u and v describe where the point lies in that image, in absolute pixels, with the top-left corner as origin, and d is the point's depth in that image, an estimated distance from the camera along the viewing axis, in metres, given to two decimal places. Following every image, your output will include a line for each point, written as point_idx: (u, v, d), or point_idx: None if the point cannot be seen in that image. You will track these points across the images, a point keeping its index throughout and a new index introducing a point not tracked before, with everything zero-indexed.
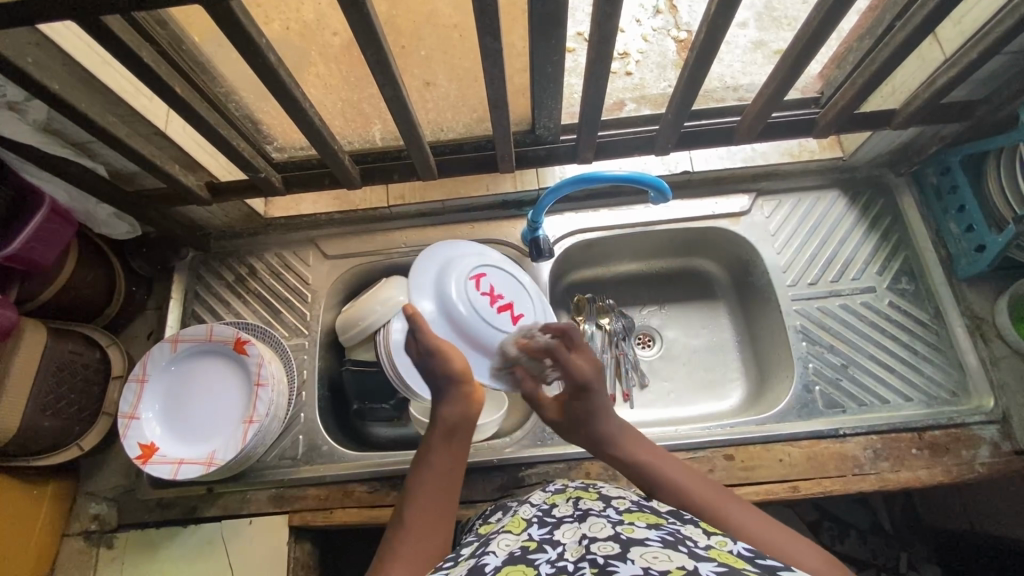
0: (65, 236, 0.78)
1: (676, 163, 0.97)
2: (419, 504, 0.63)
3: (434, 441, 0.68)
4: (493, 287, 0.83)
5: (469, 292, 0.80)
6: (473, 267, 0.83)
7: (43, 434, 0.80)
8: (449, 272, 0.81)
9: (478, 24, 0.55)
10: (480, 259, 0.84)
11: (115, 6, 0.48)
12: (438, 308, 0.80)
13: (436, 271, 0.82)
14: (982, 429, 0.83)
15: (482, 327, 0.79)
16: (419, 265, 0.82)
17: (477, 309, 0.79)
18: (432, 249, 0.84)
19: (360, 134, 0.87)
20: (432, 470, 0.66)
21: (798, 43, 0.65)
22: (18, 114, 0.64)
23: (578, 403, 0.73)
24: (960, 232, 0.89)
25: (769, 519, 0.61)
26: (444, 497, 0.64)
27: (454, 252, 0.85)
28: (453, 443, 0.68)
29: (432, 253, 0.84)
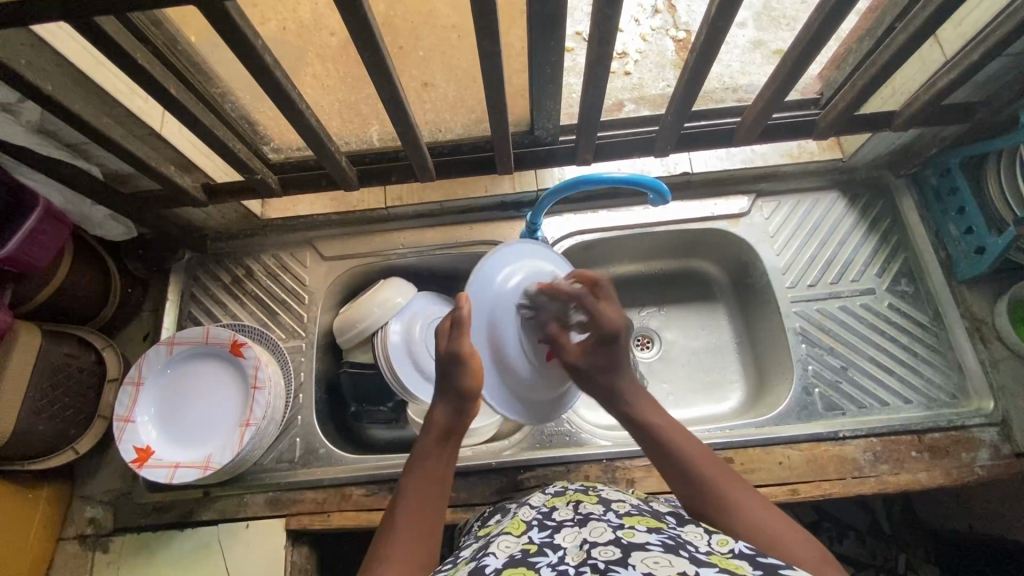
0: (59, 238, 0.77)
1: (675, 164, 0.96)
2: (412, 506, 0.61)
3: (427, 446, 0.66)
4: (550, 315, 0.75)
5: (522, 306, 0.74)
6: (537, 287, 0.75)
7: (37, 438, 0.79)
8: (513, 280, 0.74)
9: (477, 25, 0.54)
10: (550, 279, 0.77)
11: (107, 7, 0.48)
12: (485, 308, 0.72)
13: (501, 271, 0.74)
14: (981, 432, 0.83)
15: (518, 354, 0.73)
16: (498, 255, 0.75)
17: (519, 329, 0.73)
18: (512, 245, 0.76)
19: (356, 135, 0.85)
20: (423, 473, 0.64)
21: (800, 44, 0.64)
22: (11, 116, 0.63)
23: (603, 350, 0.71)
24: (959, 233, 0.89)
25: (773, 508, 0.57)
26: (437, 500, 0.62)
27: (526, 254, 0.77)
28: (446, 448, 0.67)
29: (507, 250, 0.76)
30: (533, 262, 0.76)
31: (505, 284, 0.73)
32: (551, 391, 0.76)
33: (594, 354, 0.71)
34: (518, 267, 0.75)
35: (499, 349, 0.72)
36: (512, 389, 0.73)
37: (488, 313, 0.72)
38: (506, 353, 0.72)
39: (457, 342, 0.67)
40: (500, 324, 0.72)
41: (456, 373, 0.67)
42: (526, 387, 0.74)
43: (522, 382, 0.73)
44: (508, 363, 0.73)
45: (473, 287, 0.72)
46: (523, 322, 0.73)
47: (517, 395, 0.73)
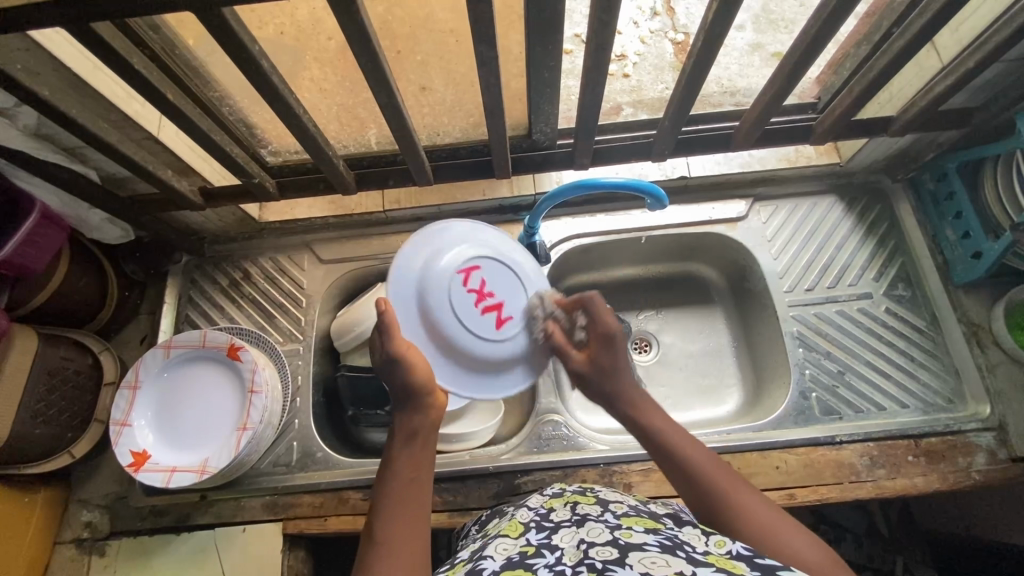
0: (56, 242, 0.77)
1: (673, 168, 0.96)
2: (391, 511, 0.58)
3: (396, 450, 0.63)
4: (483, 282, 0.73)
5: (452, 286, 0.71)
6: (467, 257, 0.73)
7: (33, 443, 0.79)
8: (436, 262, 0.71)
9: (474, 30, 0.55)
10: (475, 248, 0.74)
11: (103, 13, 0.48)
12: (410, 298, 0.70)
13: (427, 252, 0.72)
14: (978, 437, 0.83)
15: (457, 331, 0.70)
16: (412, 243, 0.72)
17: (456, 309, 0.71)
18: (433, 228, 0.74)
19: (354, 138, 0.86)
20: (399, 478, 0.60)
21: (797, 49, 0.64)
22: (8, 121, 0.63)
23: (605, 355, 0.72)
24: (956, 238, 0.89)
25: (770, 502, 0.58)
26: (417, 507, 0.59)
27: (454, 234, 0.74)
28: (416, 448, 0.63)
29: (419, 236, 0.73)
30: (450, 244, 0.73)
31: (432, 264, 0.71)
32: (512, 359, 0.74)
33: (596, 361, 0.72)
34: (430, 252, 0.72)
35: (438, 334, 0.70)
36: (469, 368, 0.72)
37: (416, 304, 0.70)
38: (446, 338, 0.70)
39: (388, 340, 0.65)
40: (431, 306, 0.70)
41: (402, 373, 0.65)
42: (479, 359, 0.72)
43: (474, 359, 0.71)
44: (455, 349, 0.71)
45: (394, 283, 0.70)
46: (458, 301, 0.71)
47: (477, 371, 0.72)
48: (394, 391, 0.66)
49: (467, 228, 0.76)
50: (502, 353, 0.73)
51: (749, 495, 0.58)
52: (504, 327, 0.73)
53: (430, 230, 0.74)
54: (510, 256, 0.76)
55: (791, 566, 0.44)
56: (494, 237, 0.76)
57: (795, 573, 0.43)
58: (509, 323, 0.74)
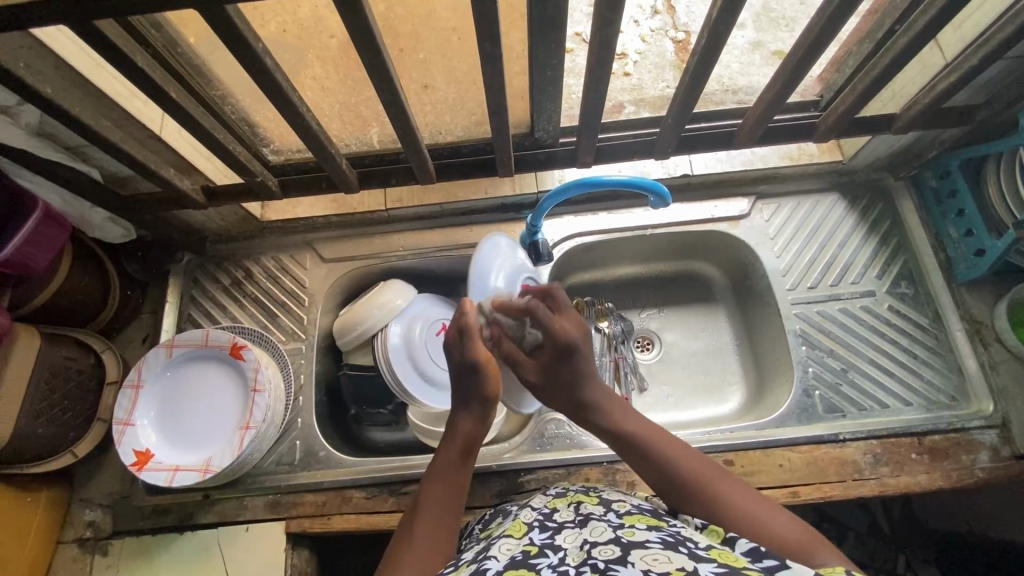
0: (59, 241, 0.77)
1: (675, 166, 0.96)
2: (430, 516, 0.61)
3: (451, 454, 0.66)
4: None
5: None
6: (523, 280, 0.81)
7: (36, 442, 0.79)
8: (501, 277, 0.78)
9: (478, 28, 0.54)
10: (525, 267, 0.83)
11: (106, 11, 0.47)
12: None
13: (495, 269, 0.78)
14: (981, 434, 0.83)
15: None
16: (482, 259, 0.77)
17: None
18: (484, 246, 0.79)
19: (356, 136, 0.84)
20: (445, 485, 0.64)
21: (800, 47, 0.64)
22: (10, 119, 0.63)
23: (559, 368, 0.70)
24: (959, 236, 0.89)
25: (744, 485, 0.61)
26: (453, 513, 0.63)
27: (504, 252, 0.80)
28: (468, 461, 0.67)
29: (483, 252, 0.78)
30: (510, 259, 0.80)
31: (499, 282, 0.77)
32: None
33: (551, 372, 0.71)
34: (497, 266, 0.79)
35: None
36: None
37: None
38: None
39: (468, 349, 0.67)
40: None
41: (477, 380, 0.67)
42: None
43: None
44: None
45: (473, 291, 0.76)
46: None
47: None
48: (461, 392, 0.68)
49: (507, 246, 0.81)
50: None
51: (719, 479, 0.60)
52: None
53: (489, 248, 0.79)
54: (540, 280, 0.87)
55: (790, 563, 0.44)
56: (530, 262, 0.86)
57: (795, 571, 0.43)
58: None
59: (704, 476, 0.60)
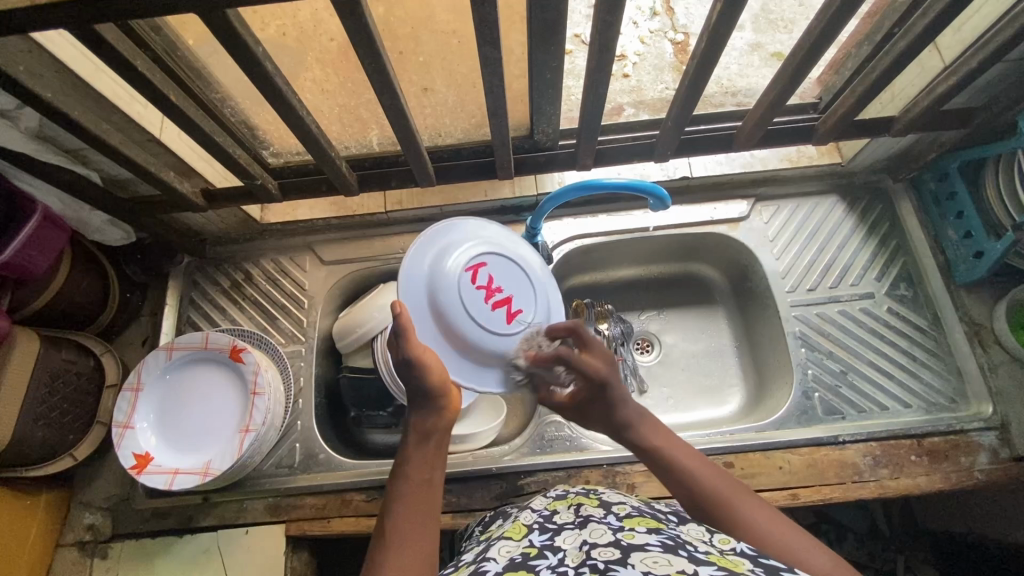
0: (58, 243, 0.77)
1: (674, 168, 0.96)
2: (400, 514, 0.57)
3: (409, 447, 0.63)
4: (492, 277, 0.71)
5: (460, 284, 0.69)
6: (472, 255, 0.71)
7: (36, 445, 0.79)
8: (446, 258, 0.70)
9: (478, 31, 0.54)
10: (484, 245, 0.73)
11: (107, 15, 0.47)
12: (421, 303, 0.69)
13: (431, 254, 0.71)
14: (980, 436, 0.83)
15: (474, 328, 0.69)
16: (415, 250, 0.71)
17: (467, 305, 0.69)
18: (434, 230, 0.73)
19: (356, 139, 0.87)
20: (410, 479, 0.61)
21: (799, 51, 0.65)
22: (10, 122, 0.63)
23: (598, 405, 0.71)
24: (958, 238, 0.89)
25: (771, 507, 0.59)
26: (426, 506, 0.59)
27: (449, 235, 0.73)
28: (428, 448, 0.63)
29: (434, 234, 0.72)
30: (462, 242, 0.72)
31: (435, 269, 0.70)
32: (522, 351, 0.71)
33: (587, 408, 0.72)
34: (445, 248, 0.71)
35: (453, 334, 0.69)
36: (479, 363, 0.70)
37: (426, 303, 0.69)
38: (461, 336, 0.69)
39: (405, 346, 0.63)
40: (442, 308, 0.68)
41: (419, 377, 0.63)
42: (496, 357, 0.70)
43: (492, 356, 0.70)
44: (470, 345, 0.69)
45: (405, 277, 0.69)
46: (467, 300, 0.69)
47: (483, 364, 0.70)
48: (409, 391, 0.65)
49: (454, 227, 0.74)
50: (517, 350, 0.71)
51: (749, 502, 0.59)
52: (516, 322, 0.71)
53: (428, 235, 0.72)
54: (512, 249, 0.74)
55: (793, 566, 0.45)
56: (498, 235, 0.75)
57: None
58: (519, 318, 0.71)
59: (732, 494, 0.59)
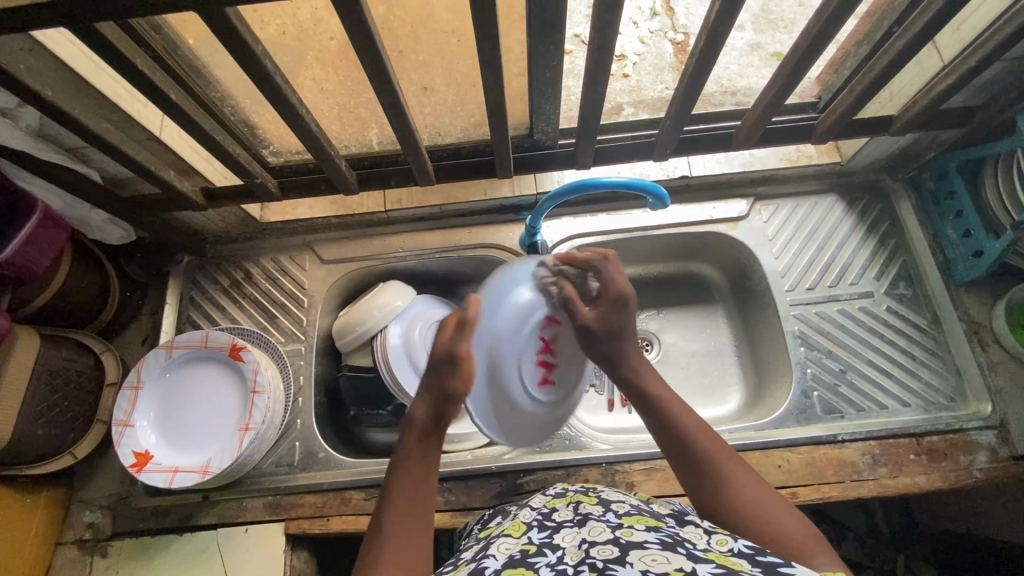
0: (58, 242, 0.77)
1: (674, 167, 0.96)
2: (396, 514, 0.59)
3: (409, 443, 0.64)
4: (553, 339, 0.71)
5: (525, 333, 0.69)
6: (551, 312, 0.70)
7: (36, 443, 0.79)
8: (529, 299, 0.69)
9: (477, 30, 0.55)
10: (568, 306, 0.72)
11: (106, 13, 0.48)
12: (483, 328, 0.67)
13: (516, 286, 0.69)
14: (979, 435, 0.83)
15: (513, 376, 0.69)
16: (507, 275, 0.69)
17: (519, 357, 0.69)
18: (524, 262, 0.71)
19: (356, 138, 0.87)
20: (407, 477, 0.62)
21: (798, 50, 0.65)
22: (11, 121, 0.63)
23: (615, 313, 0.69)
24: (957, 236, 0.90)
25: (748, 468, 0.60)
26: (423, 502, 0.61)
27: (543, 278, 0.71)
28: (429, 445, 0.64)
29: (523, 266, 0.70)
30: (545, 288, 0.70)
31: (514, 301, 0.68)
32: (535, 419, 0.73)
33: (603, 321, 0.69)
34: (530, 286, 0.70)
35: (495, 373, 0.68)
36: (499, 410, 0.70)
37: (487, 333, 0.67)
38: (501, 378, 0.68)
39: (457, 342, 0.64)
40: (499, 345, 0.67)
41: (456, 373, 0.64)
42: (515, 411, 0.70)
43: (513, 408, 0.70)
44: (502, 390, 0.69)
45: (488, 296, 0.68)
46: (523, 350, 0.69)
47: (502, 414, 0.70)
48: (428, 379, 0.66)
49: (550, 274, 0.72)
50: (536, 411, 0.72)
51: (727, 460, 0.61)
52: (547, 388, 0.72)
53: (524, 266, 0.70)
54: None
55: (792, 562, 0.45)
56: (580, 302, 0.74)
57: (795, 570, 0.43)
58: (552, 387, 0.72)
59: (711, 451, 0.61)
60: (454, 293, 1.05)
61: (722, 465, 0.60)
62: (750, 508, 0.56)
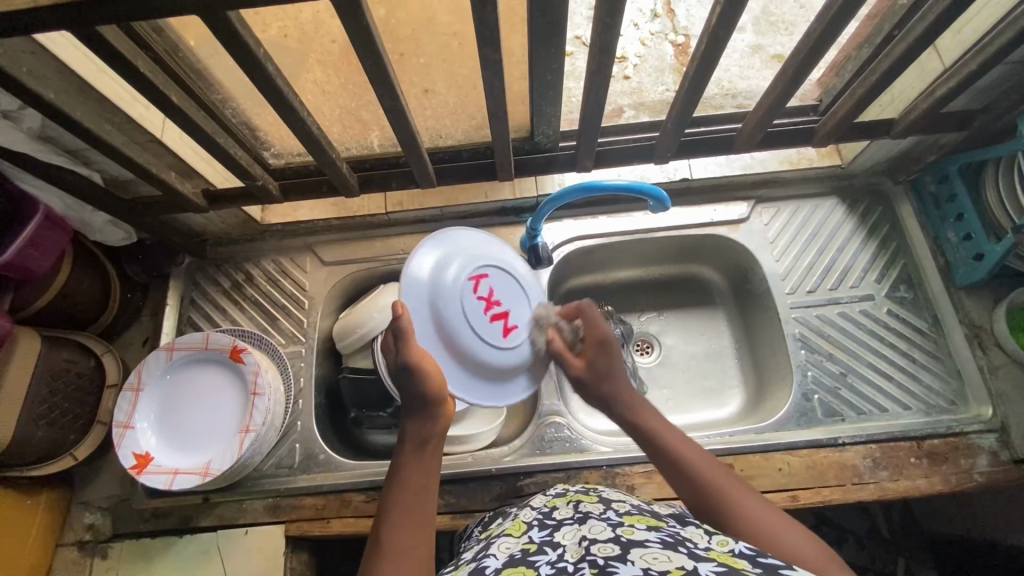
0: (59, 244, 0.77)
1: (675, 170, 0.96)
2: (396, 521, 0.56)
3: (404, 456, 0.63)
4: (491, 291, 0.74)
5: (463, 293, 0.71)
6: (473, 267, 0.73)
7: (37, 445, 0.79)
8: (447, 268, 0.71)
9: (479, 33, 0.55)
10: (483, 257, 0.75)
11: (109, 16, 0.48)
12: (424, 308, 0.69)
13: (435, 261, 0.72)
14: (980, 439, 0.83)
15: (468, 333, 0.70)
16: (418, 252, 0.71)
17: (468, 315, 0.71)
18: (426, 242, 0.72)
19: (358, 141, 0.87)
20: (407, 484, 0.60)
21: (799, 54, 0.65)
22: (13, 123, 0.63)
23: (602, 359, 0.72)
24: (957, 240, 0.90)
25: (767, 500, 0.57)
26: (423, 509, 0.58)
27: (455, 244, 0.74)
28: (425, 456, 0.63)
29: (427, 249, 0.72)
30: (457, 257, 0.73)
31: (439, 274, 0.71)
32: (516, 368, 0.74)
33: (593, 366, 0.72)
34: (440, 259, 0.72)
35: (451, 340, 0.69)
36: (472, 372, 0.71)
37: (427, 308, 0.69)
38: (460, 343, 0.70)
39: (406, 348, 0.64)
40: (442, 312, 0.69)
41: (415, 382, 0.64)
42: (488, 366, 0.72)
43: (483, 365, 0.71)
44: (469, 352, 0.70)
45: (407, 290, 0.69)
46: (467, 308, 0.71)
47: (478, 376, 0.72)
48: (405, 395, 0.65)
49: (463, 238, 0.75)
50: (507, 362, 0.73)
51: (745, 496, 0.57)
52: (509, 335, 0.74)
53: (432, 241, 0.73)
54: (515, 269, 0.78)
55: (794, 564, 0.44)
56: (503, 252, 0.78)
57: (798, 572, 0.43)
58: (516, 332, 0.75)
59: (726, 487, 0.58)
60: None
61: (728, 488, 0.58)
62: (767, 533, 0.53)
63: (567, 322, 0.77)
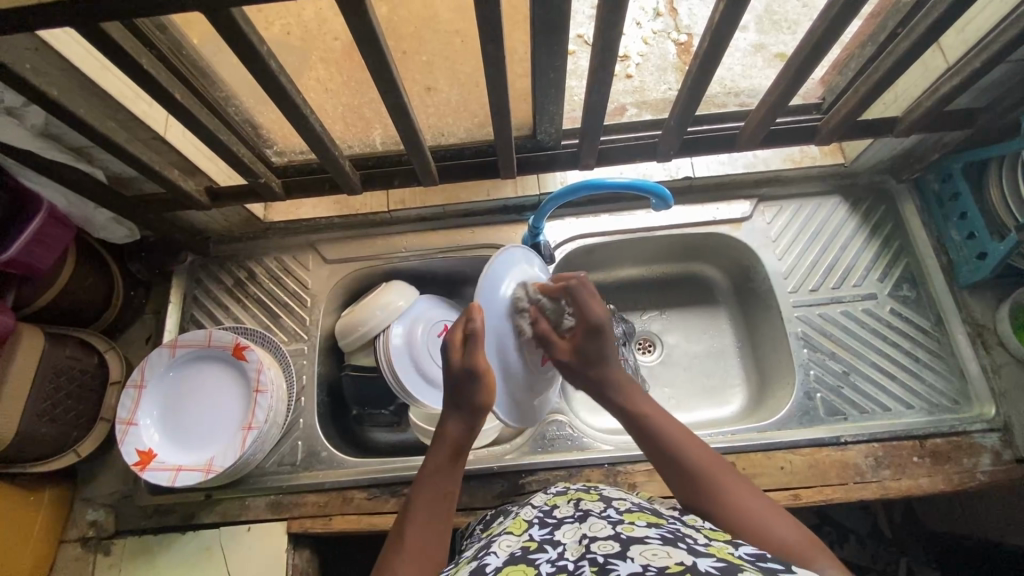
0: (63, 241, 0.77)
1: (677, 168, 0.96)
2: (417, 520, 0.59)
3: (439, 457, 0.64)
4: None
5: (523, 317, 0.75)
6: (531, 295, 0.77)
7: (41, 441, 0.79)
8: (512, 288, 0.75)
9: (482, 30, 0.55)
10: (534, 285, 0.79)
11: (113, 13, 0.48)
12: (493, 321, 0.71)
13: (503, 278, 0.74)
14: (982, 438, 0.83)
15: (522, 355, 0.74)
16: (494, 265, 0.73)
17: (525, 338, 0.75)
18: (501, 254, 0.75)
19: (360, 139, 0.86)
20: (431, 485, 0.62)
21: (801, 51, 0.65)
22: (16, 120, 0.64)
23: (590, 343, 0.71)
24: (960, 239, 0.89)
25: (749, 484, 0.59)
26: (445, 513, 0.60)
27: (518, 264, 0.77)
28: (457, 462, 0.64)
29: (502, 262, 0.75)
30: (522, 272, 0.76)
31: (506, 293, 0.74)
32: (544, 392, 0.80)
33: (583, 350, 0.71)
34: (508, 280, 0.74)
35: (509, 358, 0.73)
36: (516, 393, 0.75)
37: (497, 324, 0.72)
38: (515, 363, 0.73)
39: (473, 354, 0.65)
40: (506, 331, 0.72)
41: (472, 387, 0.65)
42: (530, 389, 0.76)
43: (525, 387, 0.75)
44: (519, 374, 0.74)
45: (484, 297, 0.71)
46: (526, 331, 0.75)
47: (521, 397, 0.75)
48: (453, 397, 0.65)
49: (523, 257, 0.78)
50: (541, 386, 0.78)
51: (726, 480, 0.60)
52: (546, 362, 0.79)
53: (505, 255, 0.75)
54: None
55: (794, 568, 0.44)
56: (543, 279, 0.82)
57: None
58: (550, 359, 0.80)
59: (709, 470, 0.61)
60: (456, 294, 1.06)
61: (710, 470, 0.61)
62: (747, 516, 0.56)
63: (549, 300, 0.75)
